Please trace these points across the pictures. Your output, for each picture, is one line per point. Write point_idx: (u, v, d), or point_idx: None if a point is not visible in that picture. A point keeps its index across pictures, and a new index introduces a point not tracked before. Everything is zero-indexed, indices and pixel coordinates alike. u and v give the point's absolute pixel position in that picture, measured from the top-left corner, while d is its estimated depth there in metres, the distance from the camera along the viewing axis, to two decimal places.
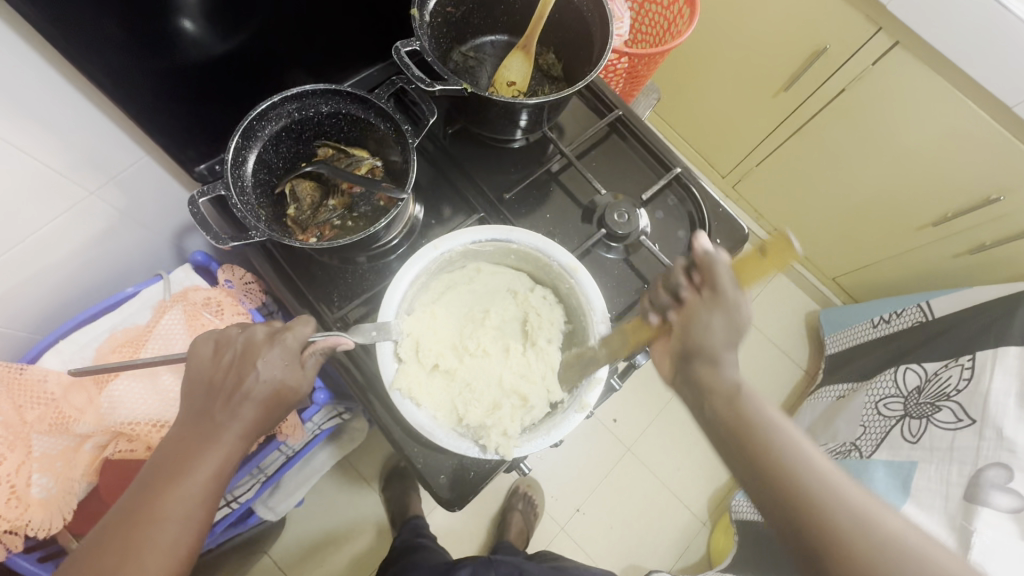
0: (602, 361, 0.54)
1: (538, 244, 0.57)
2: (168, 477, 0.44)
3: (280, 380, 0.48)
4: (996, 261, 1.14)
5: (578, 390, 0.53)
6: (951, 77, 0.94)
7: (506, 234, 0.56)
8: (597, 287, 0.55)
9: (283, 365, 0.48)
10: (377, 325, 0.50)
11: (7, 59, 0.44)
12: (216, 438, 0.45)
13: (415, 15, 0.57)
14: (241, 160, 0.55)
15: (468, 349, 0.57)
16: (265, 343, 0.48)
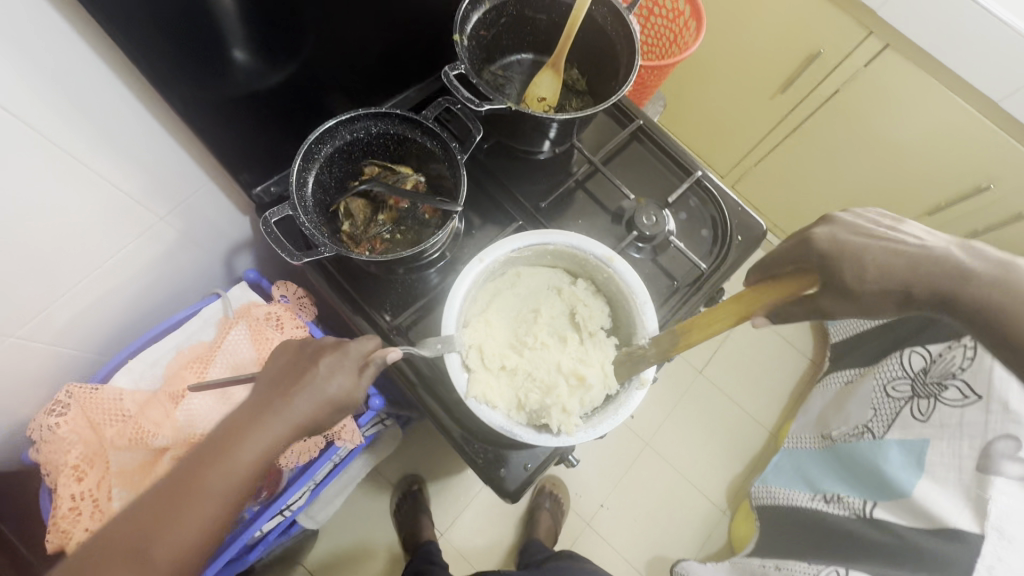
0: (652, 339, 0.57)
1: (573, 241, 0.60)
2: (216, 455, 0.46)
3: (336, 385, 0.48)
4: (988, 246, 1.20)
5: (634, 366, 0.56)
6: (939, 76, 1.00)
7: (543, 238, 0.60)
8: (634, 271, 0.58)
9: (339, 369, 0.48)
10: (442, 337, 0.54)
11: (96, 97, 0.48)
12: (264, 427, 0.47)
13: (457, 41, 0.61)
14: (302, 181, 0.58)
15: (528, 349, 0.59)
16: (330, 347, 0.50)
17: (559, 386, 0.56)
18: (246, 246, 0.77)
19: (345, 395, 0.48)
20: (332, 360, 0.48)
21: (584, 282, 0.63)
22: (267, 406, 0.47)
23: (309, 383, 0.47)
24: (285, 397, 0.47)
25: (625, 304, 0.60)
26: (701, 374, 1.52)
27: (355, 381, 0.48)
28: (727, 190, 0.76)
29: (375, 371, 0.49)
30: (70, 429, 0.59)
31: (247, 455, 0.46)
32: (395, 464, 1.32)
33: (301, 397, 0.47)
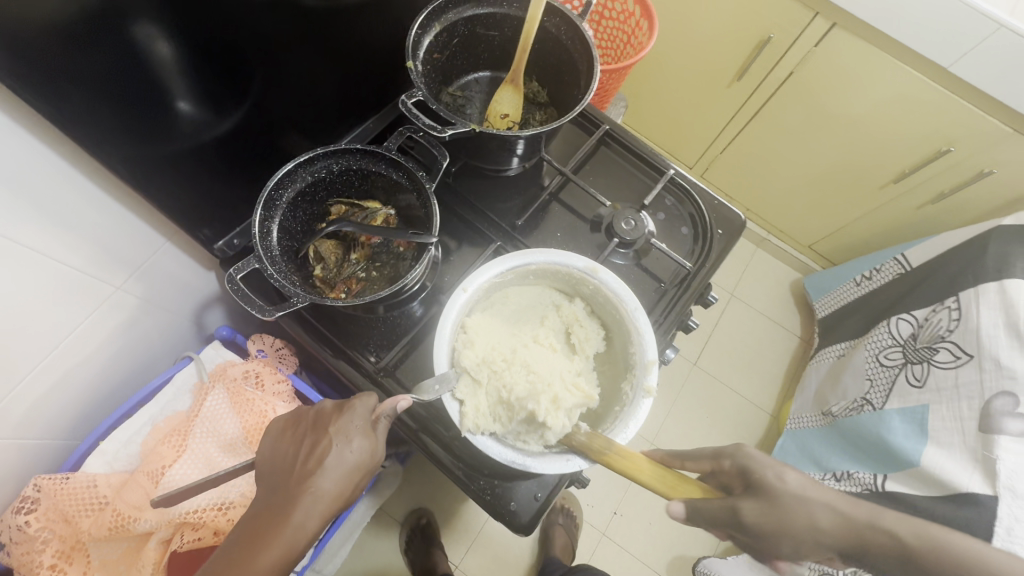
0: (649, 348, 0.55)
1: (553, 257, 0.58)
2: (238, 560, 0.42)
3: (356, 450, 0.48)
4: (955, 207, 1.21)
5: (639, 377, 0.54)
6: (887, 48, 1.02)
7: (524, 259, 0.57)
8: (622, 282, 0.57)
9: (356, 433, 0.49)
10: (439, 377, 0.51)
11: (32, 171, 0.44)
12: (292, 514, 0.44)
13: (412, 67, 0.59)
14: (266, 231, 0.55)
15: (520, 357, 0.55)
16: (338, 413, 0.50)
17: (553, 390, 0.53)
18: (215, 301, 0.74)
19: (367, 455, 0.49)
20: (345, 428, 0.49)
21: (580, 302, 0.61)
22: (291, 496, 0.45)
23: (332, 456, 0.47)
24: (310, 479, 0.45)
25: (619, 317, 0.58)
26: (695, 366, 1.52)
27: (372, 443, 0.49)
28: (701, 185, 0.75)
29: (384, 426, 0.51)
30: (41, 526, 0.54)
31: (278, 548, 0.42)
32: (399, 501, 1.28)
33: (329, 473, 0.46)
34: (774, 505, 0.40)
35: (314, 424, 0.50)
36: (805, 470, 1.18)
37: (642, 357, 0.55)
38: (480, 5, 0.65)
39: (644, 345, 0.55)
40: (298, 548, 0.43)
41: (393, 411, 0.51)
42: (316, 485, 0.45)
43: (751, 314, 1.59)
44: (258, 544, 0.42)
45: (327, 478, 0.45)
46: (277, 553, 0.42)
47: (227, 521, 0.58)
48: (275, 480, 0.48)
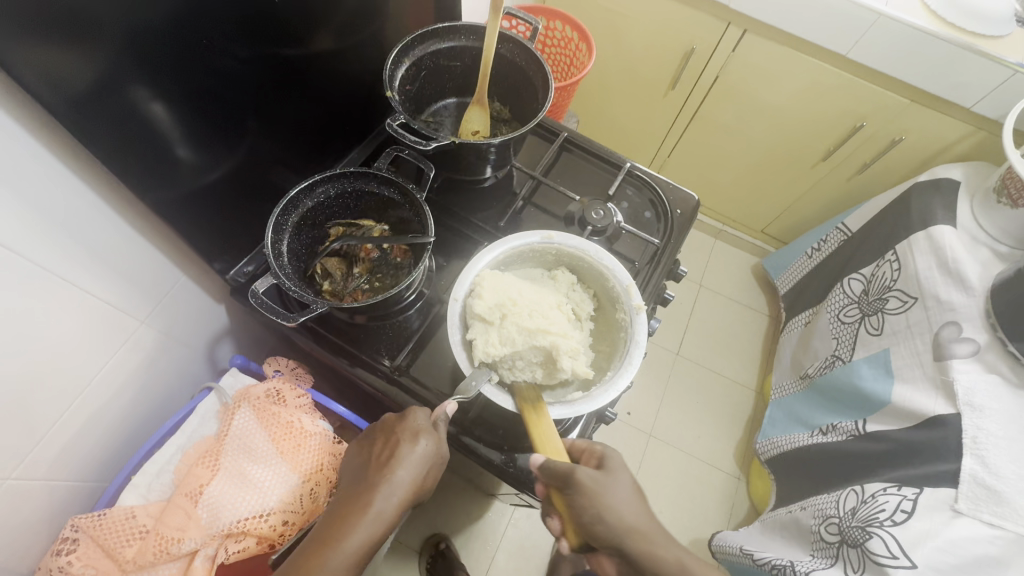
0: (623, 277, 0.63)
1: (514, 243, 0.65)
2: (329, 542, 0.50)
3: (423, 444, 0.55)
4: (877, 176, 1.36)
5: (625, 302, 0.62)
6: (792, 44, 1.17)
7: (492, 250, 0.64)
8: (576, 238, 0.66)
9: (422, 432, 0.55)
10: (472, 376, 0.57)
11: (70, 206, 0.49)
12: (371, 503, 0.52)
13: (392, 95, 0.67)
14: (277, 251, 0.61)
15: (533, 303, 0.60)
16: (405, 415, 0.57)
17: (564, 331, 0.58)
18: (224, 335, 0.77)
19: (433, 451, 0.55)
20: (411, 429, 0.56)
21: (565, 270, 0.67)
22: (370, 488, 0.53)
23: (404, 451, 0.54)
24: (386, 472, 0.53)
25: (596, 271, 0.66)
26: (679, 356, 1.60)
27: (436, 439, 0.56)
28: (655, 173, 0.84)
29: (443, 427, 0.57)
30: (83, 564, 0.55)
31: (361, 532, 0.50)
32: (414, 529, 1.28)
33: (402, 466, 0.53)
34: (606, 480, 0.53)
35: (384, 428, 0.58)
36: (795, 432, 1.25)
37: (620, 285, 0.63)
38: (441, 40, 0.74)
39: (618, 275, 0.63)
40: (377, 531, 0.51)
41: (446, 416, 0.58)
42: (393, 477, 0.53)
43: (722, 301, 1.69)
44: (348, 527, 0.50)
45: (401, 470, 0.53)
46: (364, 533, 0.50)
47: (269, 528, 0.61)
48: (356, 477, 0.55)
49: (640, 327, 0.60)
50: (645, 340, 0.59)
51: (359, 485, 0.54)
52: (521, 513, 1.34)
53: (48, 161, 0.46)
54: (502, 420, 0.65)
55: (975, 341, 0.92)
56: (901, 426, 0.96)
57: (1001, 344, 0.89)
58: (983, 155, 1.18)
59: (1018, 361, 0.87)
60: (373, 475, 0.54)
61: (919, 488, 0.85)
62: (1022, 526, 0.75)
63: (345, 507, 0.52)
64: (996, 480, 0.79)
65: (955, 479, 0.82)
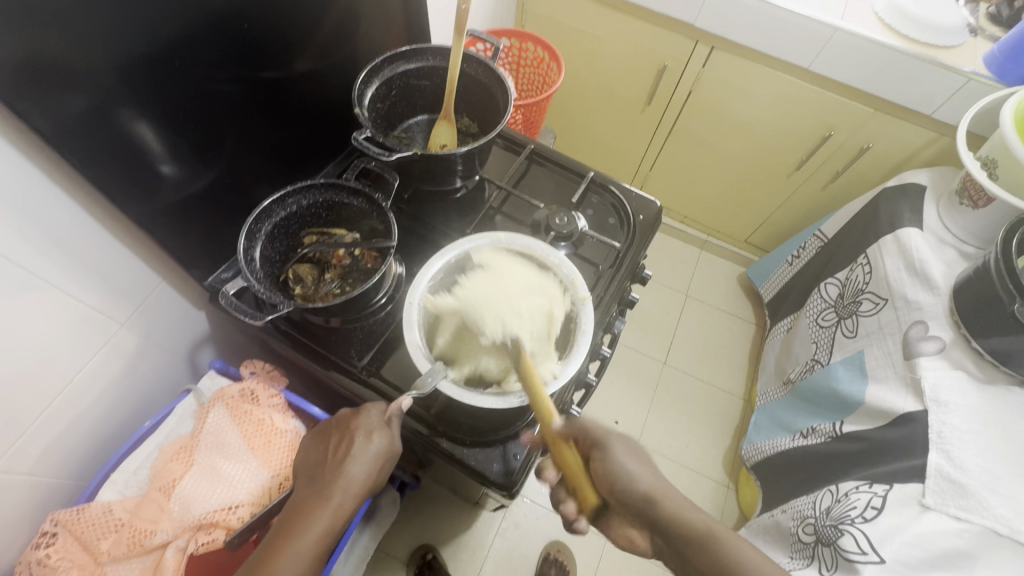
0: (570, 270, 0.67)
1: (467, 244, 0.69)
2: (290, 534, 0.53)
3: (377, 441, 0.57)
4: (851, 184, 1.40)
5: (573, 294, 0.66)
6: (759, 59, 1.22)
7: (443, 256, 0.68)
8: (525, 235, 0.70)
9: (375, 429, 0.58)
10: (427, 372, 0.58)
11: (55, 215, 0.54)
12: (329, 498, 0.55)
13: (360, 111, 0.72)
14: (250, 257, 0.65)
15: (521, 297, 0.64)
16: (358, 412, 0.59)
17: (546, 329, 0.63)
18: (204, 341, 0.81)
19: (387, 447, 0.57)
20: (366, 426, 0.58)
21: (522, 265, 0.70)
22: (327, 484, 0.56)
23: (358, 449, 0.57)
24: (342, 468, 0.56)
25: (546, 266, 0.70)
26: (666, 365, 1.61)
27: (390, 434, 0.58)
28: (619, 182, 0.88)
29: (398, 420, 0.59)
30: (61, 556, 0.58)
31: (321, 523, 0.54)
32: (401, 540, 1.29)
33: (357, 462, 0.56)
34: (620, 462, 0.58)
35: (341, 425, 0.60)
36: (777, 437, 1.25)
37: (568, 278, 0.67)
38: (410, 62, 0.79)
39: (565, 269, 0.67)
40: (336, 522, 0.55)
41: (400, 411, 0.59)
42: (349, 473, 0.56)
43: (708, 310, 1.71)
44: (307, 521, 0.54)
45: (356, 466, 0.56)
46: (322, 526, 0.54)
47: (238, 519, 0.65)
48: (313, 472, 0.58)
49: (587, 315, 0.64)
50: (592, 326, 0.63)
51: (318, 481, 0.57)
52: (509, 524, 1.34)
53: (38, 173, 0.51)
54: (466, 415, 0.68)
55: (941, 339, 0.93)
56: (874, 425, 0.98)
57: (965, 341, 0.91)
58: (948, 161, 1.22)
59: (982, 357, 0.89)
60: (330, 472, 0.57)
61: (889, 485, 0.86)
62: (987, 518, 0.75)
63: (304, 502, 0.55)
64: (961, 473, 0.79)
65: (921, 475, 0.83)
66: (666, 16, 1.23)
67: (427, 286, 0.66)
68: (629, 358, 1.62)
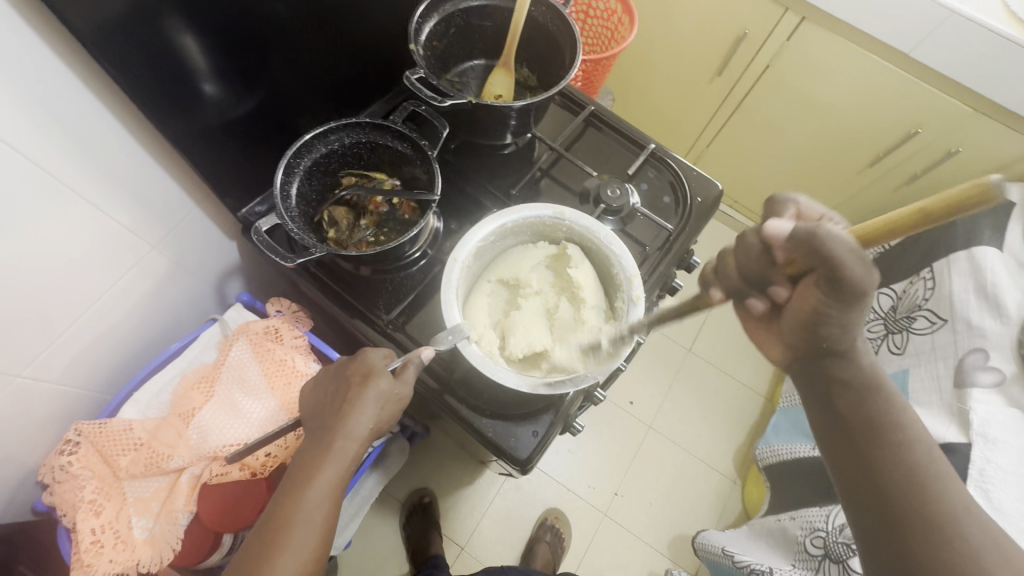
0: (629, 265, 0.64)
1: (525, 214, 0.66)
2: (298, 485, 0.52)
3: (386, 386, 0.54)
4: (926, 188, 1.28)
5: (626, 291, 0.63)
6: (853, 38, 1.10)
7: (499, 219, 0.65)
8: (588, 217, 0.66)
9: (373, 373, 0.54)
10: (451, 328, 0.57)
11: (91, 129, 0.51)
12: (331, 450, 0.53)
13: (415, 48, 0.66)
14: (286, 193, 0.62)
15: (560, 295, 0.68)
16: (356, 356, 0.57)
17: (580, 329, 0.65)
18: (234, 272, 0.81)
19: (390, 391, 0.54)
20: (364, 370, 0.55)
21: (575, 247, 0.69)
22: (327, 436, 0.53)
23: (358, 396, 0.54)
24: (344, 416, 0.53)
25: (602, 252, 0.67)
26: (690, 353, 1.57)
27: (392, 378, 0.55)
28: (681, 159, 0.81)
29: (412, 371, 0.55)
30: (82, 466, 0.61)
31: (329, 474, 0.52)
32: (404, 485, 1.31)
33: (359, 410, 0.53)
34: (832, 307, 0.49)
35: (340, 372, 0.57)
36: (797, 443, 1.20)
37: (624, 269, 0.64)
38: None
39: (623, 259, 0.64)
40: (344, 471, 0.53)
41: (419, 359, 0.56)
42: (348, 421, 0.53)
43: None
44: (316, 468, 0.52)
45: (358, 414, 0.53)
46: (330, 475, 0.52)
47: (253, 457, 0.66)
48: (315, 422, 0.55)
49: (635, 317, 0.61)
50: (637, 329, 0.60)
51: (319, 431, 0.54)
52: (511, 485, 1.35)
53: (80, 81, 0.48)
54: (487, 384, 0.66)
55: (1000, 372, 0.88)
56: None
57: None
58: None
59: None
60: (333, 420, 0.54)
61: None
62: None
63: (310, 450, 0.53)
64: (994, 514, 0.76)
65: None
66: None
67: (476, 244, 0.64)
68: (653, 340, 1.58)
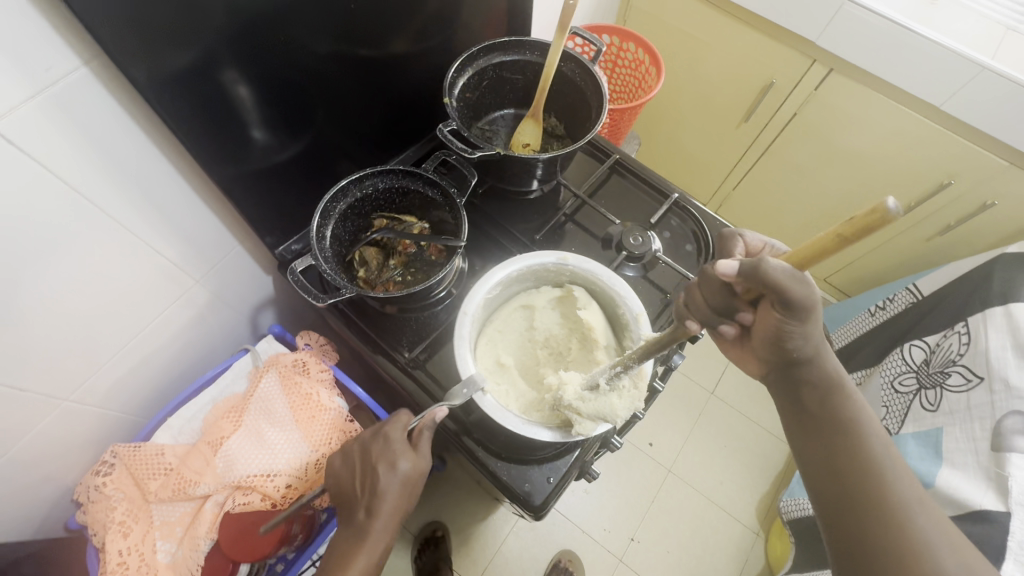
0: (634, 305, 0.65)
1: (529, 262, 0.68)
2: (336, 574, 0.54)
3: (408, 468, 0.57)
4: (962, 238, 1.25)
5: (633, 331, 0.64)
6: (881, 89, 1.11)
7: (500, 272, 0.67)
8: (589, 260, 0.68)
9: (398, 455, 0.57)
10: (465, 381, 0.58)
11: (152, 178, 0.56)
12: (365, 534, 0.55)
13: (449, 101, 0.70)
14: (321, 235, 0.66)
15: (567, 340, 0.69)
16: (376, 440, 0.59)
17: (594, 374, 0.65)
18: (268, 304, 0.85)
19: (414, 470, 0.57)
20: (389, 452, 0.57)
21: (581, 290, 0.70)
22: (362, 520, 0.55)
23: (384, 478, 0.56)
24: (374, 500, 0.56)
25: (607, 292, 0.68)
26: (713, 396, 1.54)
27: (413, 456, 0.58)
28: (704, 208, 0.82)
29: (428, 436, 0.59)
30: (116, 487, 0.65)
31: (364, 558, 0.54)
32: (417, 516, 1.31)
33: (387, 494, 0.56)
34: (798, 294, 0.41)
35: (365, 452, 0.60)
36: None
37: (630, 312, 0.65)
38: (507, 54, 0.76)
39: (628, 302, 0.65)
40: (379, 553, 0.55)
41: (433, 422, 0.57)
42: (378, 505, 0.56)
43: None
44: (351, 555, 0.54)
45: (386, 497, 0.56)
46: (364, 560, 0.54)
47: (273, 488, 0.69)
48: (346, 505, 0.58)
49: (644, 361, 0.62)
50: (646, 375, 0.61)
51: (351, 520, 0.57)
52: (524, 523, 1.33)
53: (147, 135, 0.53)
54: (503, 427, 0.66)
55: None
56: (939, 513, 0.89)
57: None
58: None
59: None
60: (363, 507, 0.56)
61: None
62: None
63: (344, 536, 0.56)
64: None
65: None
66: (785, 30, 1.13)
67: (484, 296, 0.66)
68: (674, 380, 1.56)
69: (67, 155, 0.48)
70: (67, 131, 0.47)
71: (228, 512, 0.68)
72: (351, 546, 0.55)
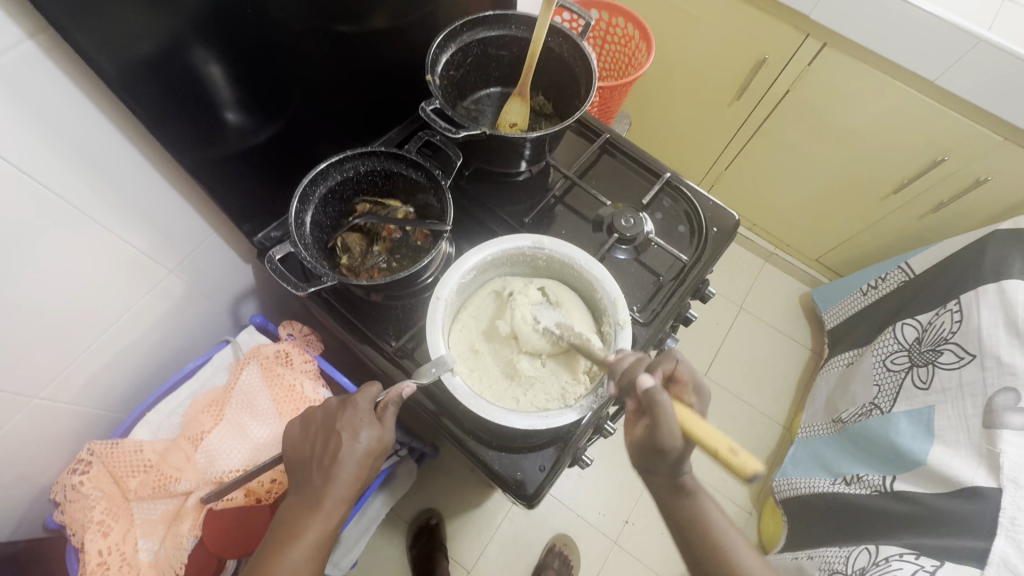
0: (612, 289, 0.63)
1: (504, 246, 0.66)
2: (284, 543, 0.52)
3: (372, 439, 0.55)
4: (954, 215, 1.25)
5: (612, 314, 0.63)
6: (875, 64, 1.08)
7: (472, 257, 0.65)
8: (566, 243, 0.66)
9: (362, 425, 0.55)
10: (435, 361, 0.57)
11: (115, 163, 0.53)
12: (320, 503, 0.53)
13: (433, 78, 0.67)
14: (300, 221, 0.63)
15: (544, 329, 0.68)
16: (340, 408, 0.57)
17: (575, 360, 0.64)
18: (249, 293, 0.82)
19: (378, 441, 0.55)
20: (353, 420, 0.55)
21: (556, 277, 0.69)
22: (317, 488, 0.53)
23: (345, 448, 0.54)
24: (331, 470, 0.53)
25: (585, 277, 0.66)
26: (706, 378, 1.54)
27: (379, 428, 0.55)
28: (696, 187, 0.80)
29: (392, 413, 0.57)
30: (93, 485, 0.63)
31: (316, 529, 0.52)
32: (411, 504, 1.31)
33: (347, 464, 0.53)
34: None
35: (326, 420, 0.57)
36: (815, 476, 1.16)
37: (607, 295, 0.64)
38: (493, 28, 0.73)
39: (605, 286, 0.64)
40: (333, 525, 0.53)
41: (400, 397, 0.56)
42: (337, 474, 0.53)
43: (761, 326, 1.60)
44: (301, 526, 0.52)
45: (344, 468, 0.53)
46: (316, 531, 0.52)
47: (258, 482, 0.68)
48: (301, 474, 0.55)
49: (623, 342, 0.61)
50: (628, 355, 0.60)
51: (305, 486, 0.54)
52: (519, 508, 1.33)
53: (107, 116, 0.50)
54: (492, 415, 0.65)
55: None
56: (930, 490, 0.90)
57: None
58: None
59: None
60: (320, 476, 0.54)
61: (939, 561, 0.80)
62: None
63: (297, 506, 0.53)
64: None
65: (981, 559, 0.77)
66: (778, 3, 1.10)
67: (458, 281, 0.64)
68: None
69: (15, 137, 0.44)
70: (14, 112, 0.43)
71: (212, 508, 0.67)
72: (304, 514, 0.53)
